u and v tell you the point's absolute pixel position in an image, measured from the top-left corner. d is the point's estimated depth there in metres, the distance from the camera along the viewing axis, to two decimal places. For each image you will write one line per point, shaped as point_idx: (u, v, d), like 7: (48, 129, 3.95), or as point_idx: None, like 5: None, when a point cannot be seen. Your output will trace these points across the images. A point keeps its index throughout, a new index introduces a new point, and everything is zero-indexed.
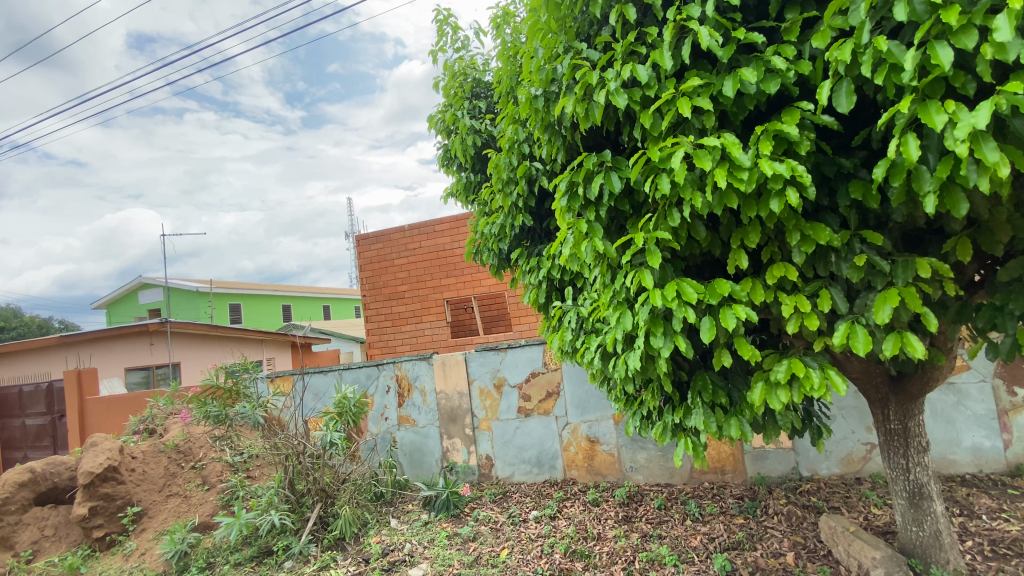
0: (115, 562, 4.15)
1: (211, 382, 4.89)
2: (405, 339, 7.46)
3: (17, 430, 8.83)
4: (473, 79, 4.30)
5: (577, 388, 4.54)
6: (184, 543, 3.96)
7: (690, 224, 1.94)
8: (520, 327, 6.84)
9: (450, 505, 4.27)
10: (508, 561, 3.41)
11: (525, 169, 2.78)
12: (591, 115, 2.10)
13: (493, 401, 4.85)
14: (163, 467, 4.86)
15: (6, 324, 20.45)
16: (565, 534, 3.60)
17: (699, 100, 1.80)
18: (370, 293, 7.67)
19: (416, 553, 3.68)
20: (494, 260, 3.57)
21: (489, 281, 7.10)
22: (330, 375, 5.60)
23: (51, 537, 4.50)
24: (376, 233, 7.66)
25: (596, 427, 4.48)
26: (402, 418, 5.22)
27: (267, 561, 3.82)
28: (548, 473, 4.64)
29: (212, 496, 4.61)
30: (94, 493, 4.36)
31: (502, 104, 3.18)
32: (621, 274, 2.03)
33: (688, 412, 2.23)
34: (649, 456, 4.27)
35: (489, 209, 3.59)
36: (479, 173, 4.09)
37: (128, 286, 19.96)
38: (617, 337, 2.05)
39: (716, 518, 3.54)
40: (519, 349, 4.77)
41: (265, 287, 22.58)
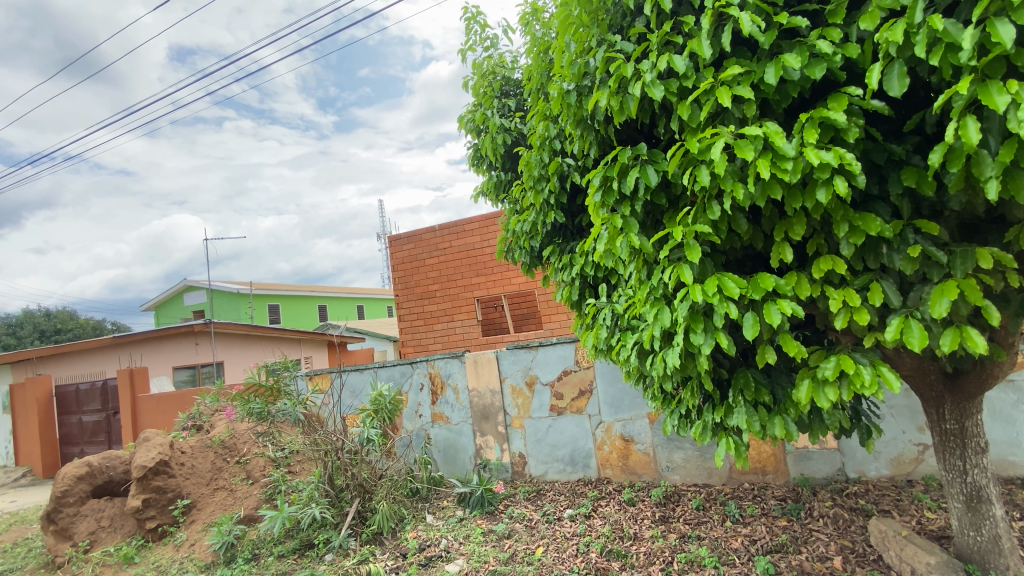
0: (167, 552, 4.35)
1: (254, 380, 5.08)
2: (437, 337, 7.54)
3: (75, 426, 9.36)
4: (503, 78, 4.31)
5: (610, 386, 4.48)
6: (230, 534, 4.14)
7: (730, 217, 1.88)
8: (550, 325, 6.82)
9: (485, 502, 4.30)
10: (543, 559, 3.40)
11: (556, 165, 2.76)
12: (626, 108, 2.06)
13: (525, 399, 4.85)
14: (210, 462, 5.08)
15: (63, 325, 21.72)
16: (601, 533, 3.57)
17: (739, 89, 1.75)
18: (402, 293, 7.80)
19: (452, 549, 3.72)
20: (526, 258, 3.55)
21: (519, 280, 7.06)
22: (366, 374, 5.72)
23: (107, 528, 4.75)
24: (408, 233, 7.77)
25: (630, 426, 4.41)
26: (435, 415, 5.29)
27: (309, 553, 3.94)
28: (582, 472, 4.60)
29: (256, 490, 4.76)
30: (147, 486, 4.58)
31: (532, 100, 3.17)
32: (659, 270, 1.99)
33: (729, 411, 2.17)
34: (686, 456, 4.17)
35: (520, 207, 3.59)
36: (510, 171, 4.09)
37: (173, 288, 20.90)
38: (654, 333, 2.01)
39: (757, 520, 3.43)
40: (551, 347, 4.74)
41: (301, 287, 23.25)
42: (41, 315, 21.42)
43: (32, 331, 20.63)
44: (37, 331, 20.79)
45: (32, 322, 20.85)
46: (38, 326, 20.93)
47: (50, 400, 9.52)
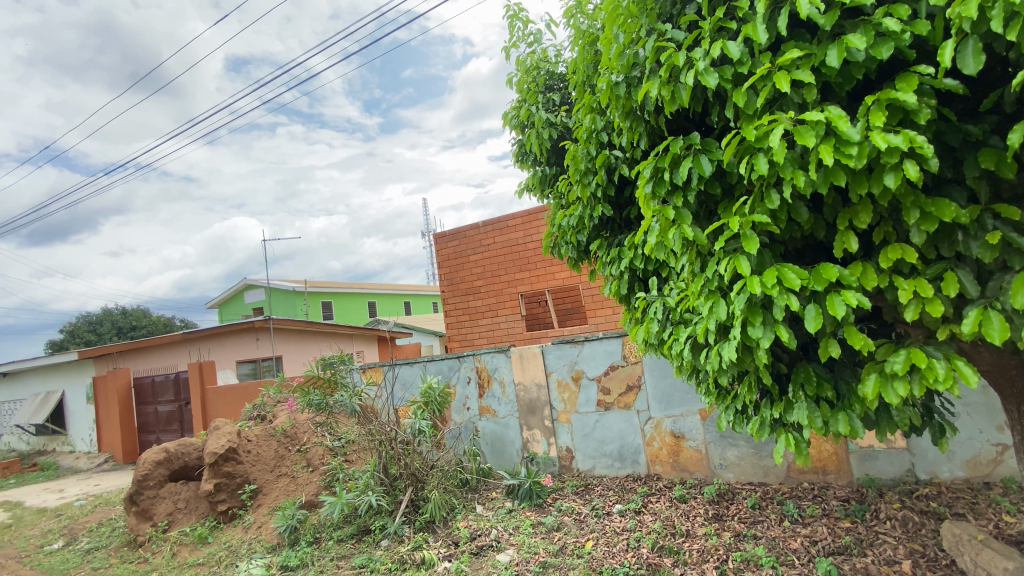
0: (237, 533, 4.67)
1: (312, 372, 5.32)
2: (482, 332, 7.66)
3: (151, 415, 10.10)
4: (547, 72, 4.31)
5: (660, 382, 4.41)
6: (294, 518, 4.39)
7: (790, 206, 1.83)
8: (595, 319, 6.77)
9: (533, 495, 4.36)
10: (594, 553, 3.41)
11: (603, 157, 2.73)
12: (678, 97, 2.03)
13: (571, 394, 4.84)
14: (274, 450, 5.37)
15: (138, 322, 23.49)
16: (652, 529, 3.54)
17: (798, 74, 1.69)
18: (448, 289, 7.96)
19: (502, 539, 3.79)
20: (573, 253, 3.51)
21: (563, 274, 7.03)
22: (416, 367, 5.89)
23: (184, 510, 5.13)
24: (453, 230, 7.90)
25: (681, 422, 4.32)
26: (483, 408, 5.39)
27: (367, 538, 4.12)
28: (631, 468, 4.56)
29: (316, 477, 5.01)
30: (218, 471, 4.93)
31: (577, 93, 3.16)
32: (714, 261, 1.95)
33: (789, 407, 2.11)
34: (740, 453, 4.05)
35: (566, 201, 3.55)
36: (555, 166, 4.09)
37: (235, 288, 22.16)
38: (709, 326, 1.98)
39: (818, 521, 3.31)
40: (597, 342, 4.71)
41: (351, 285, 24.11)
42: (119, 314, 23.19)
43: (110, 328, 22.42)
44: (116, 328, 22.55)
45: (111, 319, 22.60)
46: (116, 324, 22.72)
47: (128, 391, 10.33)
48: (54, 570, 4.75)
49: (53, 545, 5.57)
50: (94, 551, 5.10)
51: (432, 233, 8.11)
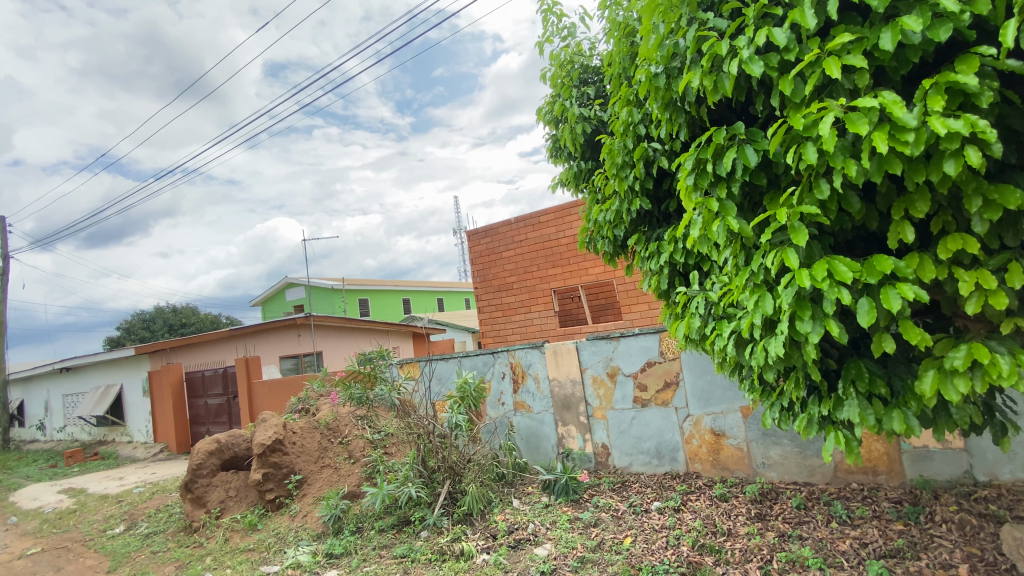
0: (284, 521, 4.88)
1: (353, 366, 5.52)
2: (515, 328, 7.70)
3: (201, 408, 10.61)
4: (581, 66, 4.28)
5: (699, 378, 4.30)
6: (337, 508, 4.54)
7: (841, 196, 1.77)
8: (630, 315, 6.70)
9: (570, 490, 4.36)
10: (632, 549, 3.40)
11: (641, 150, 2.70)
12: (721, 87, 1.99)
13: (607, 390, 4.81)
14: (317, 442, 5.55)
15: (187, 319, 24.68)
16: (692, 527, 3.50)
17: (850, 59, 1.63)
18: (481, 285, 8.03)
19: (540, 533, 3.82)
20: (609, 247, 3.44)
21: (597, 270, 6.97)
22: (451, 362, 5.97)
23: (234, 497, 5.38)
24: (485, 227, 7.96)
25: (721, 419, 4.21)
26: (518, 404, 5.42)
27: (407, 529, 4.23)
28: (669, 465, 4.50)
29: (357, 469, 5.15)
30: (266, 461, 5.15)
31: (613, 86, 3.13)
32: (759, 254, 1.91)
33: (839, 404, 2.04)
34: (783, 452, 3.93)
35: (601, 196, 3.50)
36: (590, 160, 4.06)
37: (277, 286, 23.00)
38: (754, 321, 1.94)
39: (868, 523, 3.19)
40: (633, 338, 4.65)
41: (386, 282, 24.63)
42: (170, 311, 24.44)
43: (162, 325, 23.65)
44: (167, 325, 23.76)
45: (163, 317, 23.80)
46: (167, 321, 23.94)
47: (180, 385, 10.88)
48: (118, 552, 5.07)
49: (115, 529, 5.95)
50: (153, 535, 5.42)
51: (465, 231, 8.18)
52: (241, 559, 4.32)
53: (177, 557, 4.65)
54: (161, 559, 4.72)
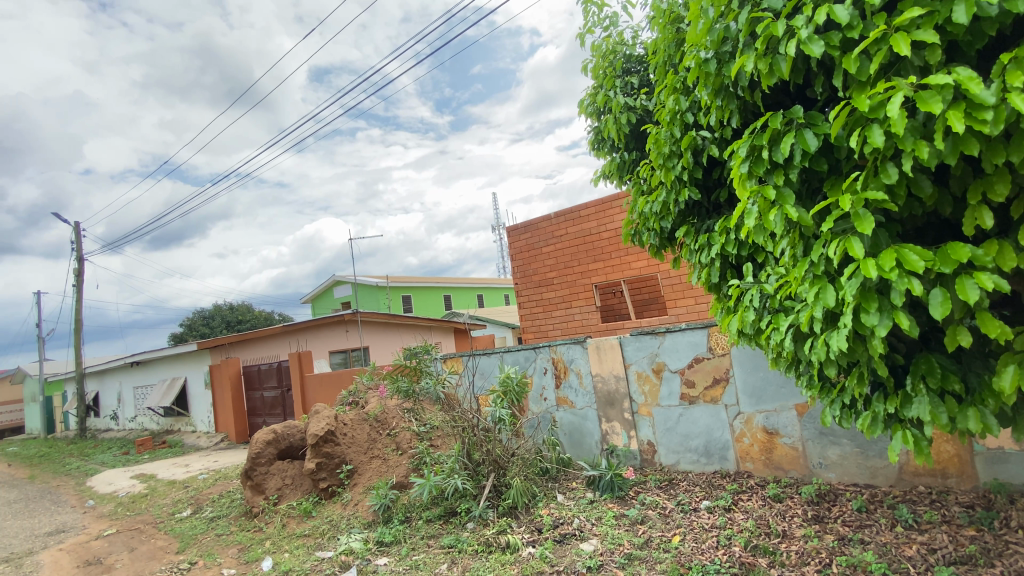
0: (337, 508, 5.08)
1: (400, 360, 5.62)
2: (556, 323, 7.68)
3: (258, 400, 11.16)
4: (624, 55, 4.21)
5: (750, 375, 4.16)
6: (387, 497, 4.69)
7: (911, 180, 1.67)
8: (676, 310, 6.55)
9: (615, 487, 4.33)
10: (681, 548, 3.34)
11: (690, 139, 2.64)
12: (777, 70, 1.92)
13: (652, 386, 4.73)
14: (367, 433, 5.74)
15: (243, 316, 26.00)
16: (744, 528, 3.40)
17: (919, 34, 1.53)
18: (522, 281, 8.06)
19: (585, 529, 3.81)
20: (655, 240, 3.36)
21: (640, 264, 6.83)
22: (493, 357, 6.03)
23: (290, 485, 5.63)
24: (525, 222, 7.96)
25: (774, 417, 4.06)
26: (560, 399, 5.41)
27: (454, 520, 4.31)
28: (719, 464, 4.37)
29: (405, 460, 5.30)
30: (319, 451, 5.39)
31: (658, 75, 3.07)
32: (820, 244, 1.84)
33: (907, 401, 1.93)
34: (842, 452, 3.73)
35: (647, 187, 3.42)
36: (635, 151, 3.98)
37: (325, 284, 23.90)
38: (815, 314, 1.87)
39: (937, 528, 3.00)
40: (680, 333, 4.54)
41: (428, 279, 25.10)
42: (227, 309, 25.82)
43: (221, 322, 25.03)
44: (225, 322, 25.12)
45: (221, 314, 25.15)
46: (225, 318, 25.30)
47: (239, 378, 11.49)
48: (186, 534, 5.42)
49: (183, 512, 6.36)
50: (217, 519, 5.76)
51: (505, 227, 8.22)
52: (298, 544, 4.54)
53: (239, 540, 4.93)
54: (225, 542, 5.01)
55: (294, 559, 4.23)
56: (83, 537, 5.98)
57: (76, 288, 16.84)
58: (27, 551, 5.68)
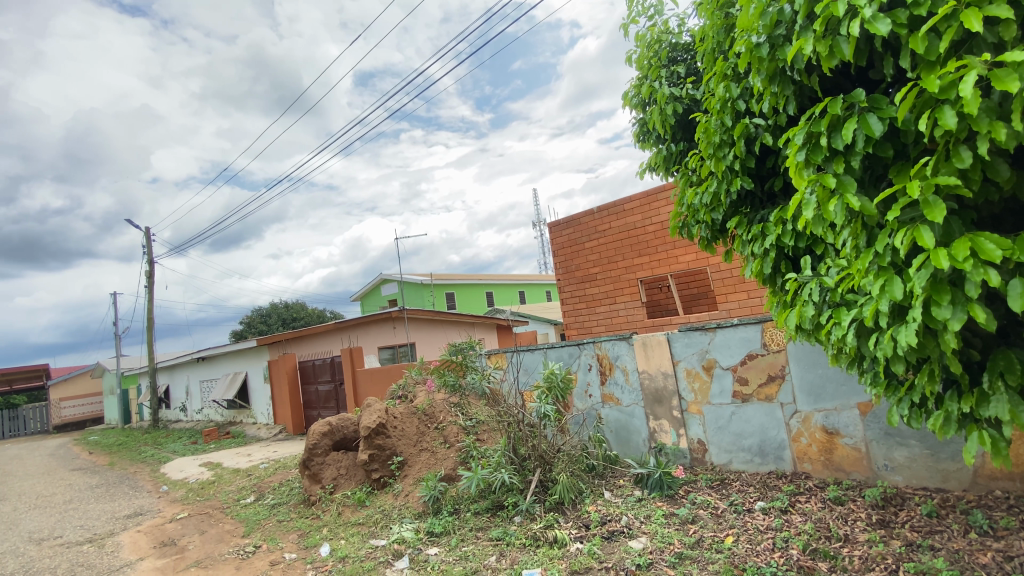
0: (389, 499, 5.28)
1: (447, 356, 6.22)
2: (600, 319, 7.61)
3: (313, 393, 11.68)
4: (669, 44, 4.10)
5: (808, 372, 3.99)
6: (436, 489, 4.81)
7: (986, 163, 1.57)
8: (726, 304, 6.36)
9: (664, 485, 4.27)
10: (734, 549, 3.25)
11: (742, 127, 2.56)
12: (839, 52, 1.85)
13: (702, 384, 4.61)
14: (416, 427, 5.89)
15: (298, 314, 27.23)
16: (802, 530, 3.27)
17: (994, 9, 1.43)
18: (564, 277, 8.03)
19: (634, 527, 3.78)
20: (705, 232, 3.26)
21: (687, 258, 6.64)
22: (537, 353, 6.05)
23: (345, 475, 5.87)
24: (567, 218, 7.92)
25: (834, 417, 3.87)
26: (606, 396, 5.37)
27: (501, 513, 4.38)
28: (774, 464, 4.21)
29: (452, 453, 5.40)
30: (372, 443, 5.62)
31: (707, 63, 2.99)
32: (886, 233, 1.75)
33: (983, 400, 1.81)
34: (911, 454, 3.51)
35: (696, 178, 3.33)
36: (682, 142, 3.88)
37: (373, 282, 24.69)
38: (880, 308, 1.78)
39: (1015, 535, 2.79)
40: (731, 329, 4.41)
41: (471, 276, 25.45)
42: (283, 307, 27.13)
43: (277, 320, 26.33)
44: (281, 320, 26.41)
45: (278, 313, 26.43)
46: (282, 316, 26.56)
47: (295, 373, 12.06)
48: (251, 519, 5.77)
49: (247, 499, 6.76)
50: (278, 506, 6.09)
51: (547, 223, 8.20)
52: (353, 532, 4.74)
53: (299, 526, 5.19)
54: (286, 527, 5.29)
55: (350, 546, 4.42)
56: (159, 519, 6.46)
57: (148, 290, 18.16)
58: (111, 531, 6.20)
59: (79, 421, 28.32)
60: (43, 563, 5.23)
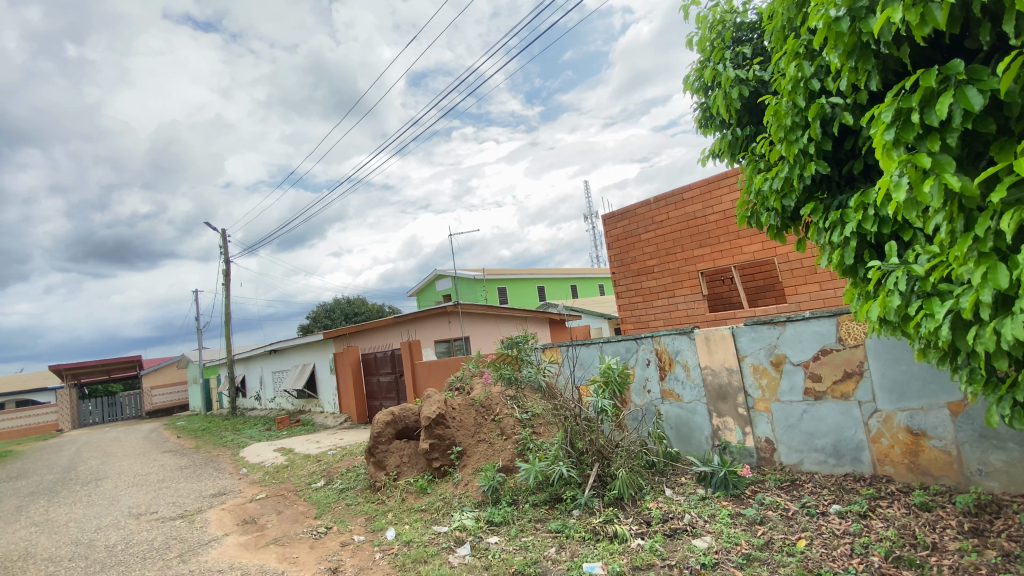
0: (450, 487, 5.43)
1: (503, 349, 6.15)
2: (658, 313, 7.42)
3: (375, 385, 12.18)
4: (734, 25, 3.92)
5: (890, 368, 3.71)
6: (495, 480, 4.90)
7: None
8: (796, 297, 6.03)
9: (729, 485, 4.13)
10: (808, 553, 3.10)
11: (817, 107, 2.41)
12: (932, 20, 1.70)
13: (770, 380, 4.40)
14: (473, 418, 6.02)
15: (359, 309, 28.46)
16: (884, 536, 3.07)
17: None
18: (620, 270, 7.89)
19: (697, 525, 3.68)
20: (775, 221, 3.10)
21: (753, 247, 6.34)
22: (593, 348, 6.01)
23: (408, 463, 6.10)
24: (622, 210, 7.76)
25: (920, 417, 3.58)
26: (665, 392, 5.24)
27: (560, 506, 4.40)
28: (851, 466, 3.96)
29: (509, 445, 5.49)
30: (432, 433, 5.79)
31: (776, 41, 2.84)
32: (989, 216, 1.61)
33: None
34: (1010, 459, 3.20)
35: (766, 164, 3.16)
36: (748, 126, 3.71)
37: (429, 277, 25.43)
38: (982, 297, 1.63)
39: None
40: (803, 323, 4.17)
41: (524, 271, 25.56)
42: (345, 302, 28.47)
43: (340, 315, 27.64)
44: (344, 314, 27.71)
45: (340, 308, 27.71)
46: (344, 311, 27.87)
47: (358, 365, 12.61)
48: (322, 502, 6.12)
49: (318, 483, 7.17)
50: (346, 490, 6.42)
51: (602, 216, 8.07)
52: (417, 518, 4.92)
53: (366, 511, 5.45)
54: (354, 511, 5.57)
55: (414, 531, 4.60)
56: (240, 499, 6.98)
57: (224, 287, 19.57)
58: (199, 509, 6.77)
59: (168, 407, 31.06)
60: (143, 535, 5.79)
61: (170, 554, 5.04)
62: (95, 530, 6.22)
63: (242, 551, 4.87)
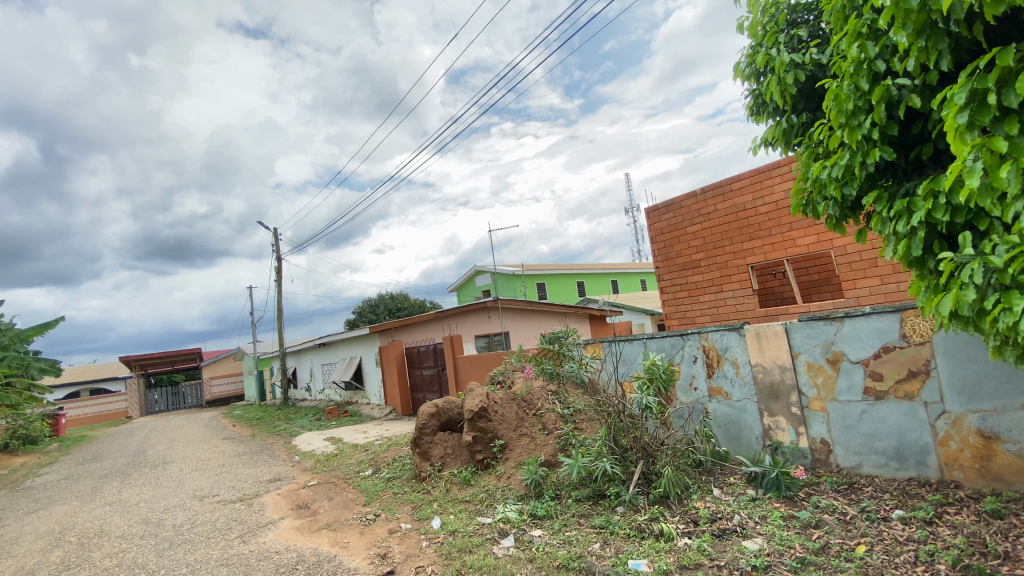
0: (493, 479, 5.51)
1: (544, 345, 6.37)
2: (704, 309, 7.23)
3: (418, 377, 12.46)
4: (788, 6, 3.74)
5: (960, 367, 3.47)
6: (538, 473, 4.91)
7: None
8: (854, 292, 5.73)
9: (781, 486, 3.99)
10: (868, 559, 2.95)
11: (882, 90, 2.28)
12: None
13: (827, 379, 4.21)
14: (515, 412, 6.04)
15: (402, 305, 29.15)
16: (951, 544, 2.89)
17: None
18: (664, 264, 7.74)
19: (747, 526, 3.59)
20: (833, 211, 2.94)
21: (807, 240, 6.07)
22: (636, 344, 5.90)
23: (451, 455, 6.22)
24: (667, 203, 7.59)
25: (994, 419, 3.33)
26: (713, 390, 5.10)
27: (603, 502, 4.38)
28: (915, 470, 3.74)
29: (551, 439, 5.47)
30: (475, 425, 5.89)
31: (836, 22, 2.70)
32: None
33: None
34: None
35: (824, 150, 3.01)
36: (804, 113, 3.54)
37: (469, 273, 25.74)
38: None
39: None
40: (863, 319, 3.96)
41: (564, 266, 25.44)
42: (389, 298, 29.24)
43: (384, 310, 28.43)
44: (388, 310, 28.47)
45: (384, 304, 28.48)
46: (388, 307, 28.64)
47: (402, 358, 12.94)
48: (370, 490, 6.34)
49: (366, 472, 7.42)
50: (393, 479, 6.62)
51: (645, 209, 7.91)
52: (461, 508, 5.02)
53: (413, 500, 5.60)
54: (401, 499, 5.74)
55: (459, 521, 4.70)
56: (294, 486, 7.33)
57: (276, 284, 20.50)
58: (257, 493, 7.15)
59: (226, 397, 32.89)
60: (207, 517, 6.18)
61: (232, 534, 5.37)
62: (164, 510, 6.69)
63: (297, 535, 5.13)
